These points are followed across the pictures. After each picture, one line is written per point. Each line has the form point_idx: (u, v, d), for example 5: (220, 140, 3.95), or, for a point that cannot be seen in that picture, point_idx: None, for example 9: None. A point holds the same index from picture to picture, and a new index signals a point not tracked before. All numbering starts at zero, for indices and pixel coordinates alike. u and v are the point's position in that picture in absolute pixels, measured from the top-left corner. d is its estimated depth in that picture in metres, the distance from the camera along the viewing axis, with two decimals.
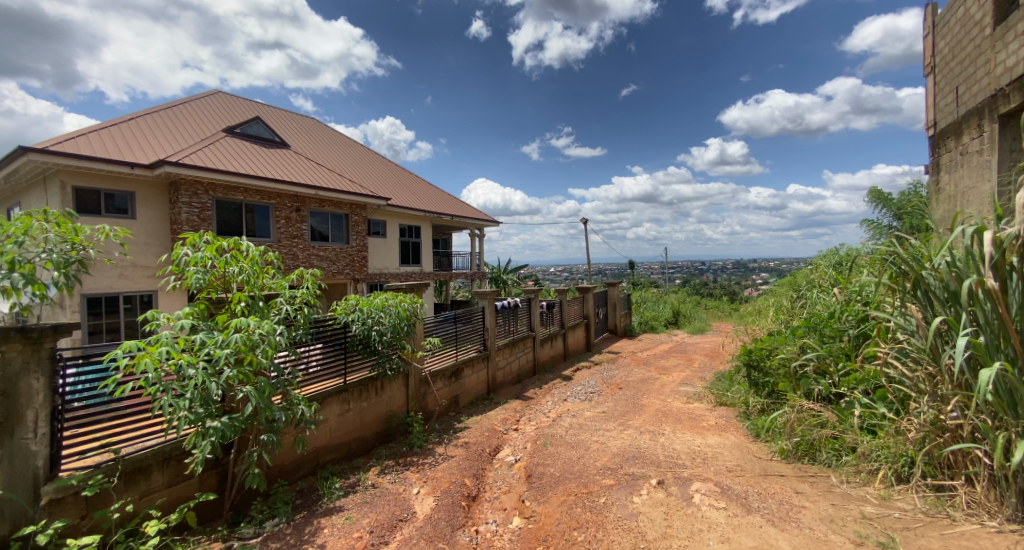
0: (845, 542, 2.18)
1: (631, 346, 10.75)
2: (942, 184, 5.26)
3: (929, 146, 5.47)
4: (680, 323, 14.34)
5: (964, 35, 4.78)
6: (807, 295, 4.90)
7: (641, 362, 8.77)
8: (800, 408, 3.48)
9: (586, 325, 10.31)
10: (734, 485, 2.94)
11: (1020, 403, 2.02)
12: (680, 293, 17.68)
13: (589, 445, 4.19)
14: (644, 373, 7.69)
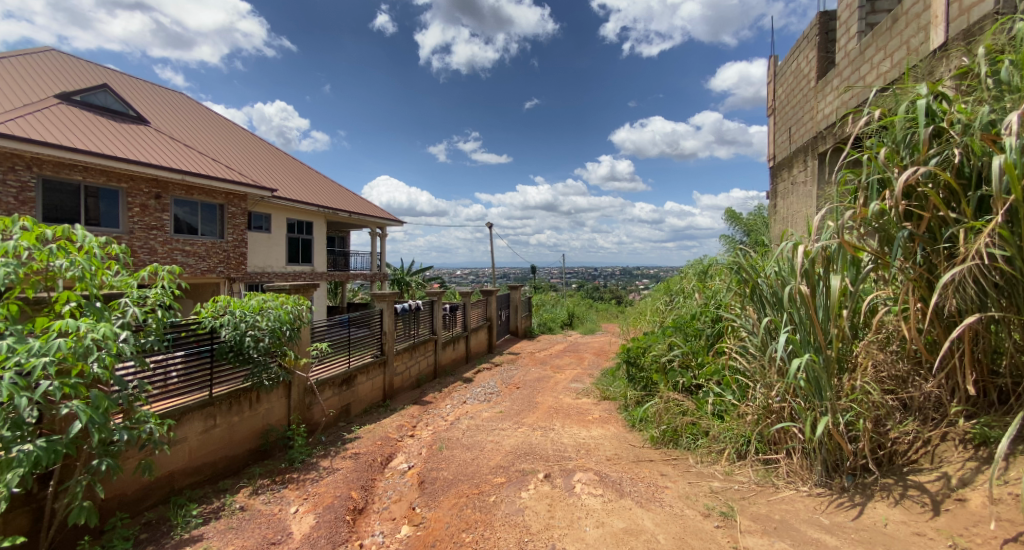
0: (696, 514, 2.48)
1: (530, 347, 11.12)
2: (778, 208, 6.29)
3: (770, 175, 6.50)
4: (574, 324, 15.19)
5: (796, 86, 5.79)
6: (679, 297, 5.50)
7: (538, 362, 9.10)
8: (668, 399, 3.91)
9: (488, 327, 10.43)
10: (611, 473, 3.19)
11: (822, 387, 2.44)
12: (575, 297, 18.67)
13: (484, 446, 4.24)
14: (540, 373, 7.98)
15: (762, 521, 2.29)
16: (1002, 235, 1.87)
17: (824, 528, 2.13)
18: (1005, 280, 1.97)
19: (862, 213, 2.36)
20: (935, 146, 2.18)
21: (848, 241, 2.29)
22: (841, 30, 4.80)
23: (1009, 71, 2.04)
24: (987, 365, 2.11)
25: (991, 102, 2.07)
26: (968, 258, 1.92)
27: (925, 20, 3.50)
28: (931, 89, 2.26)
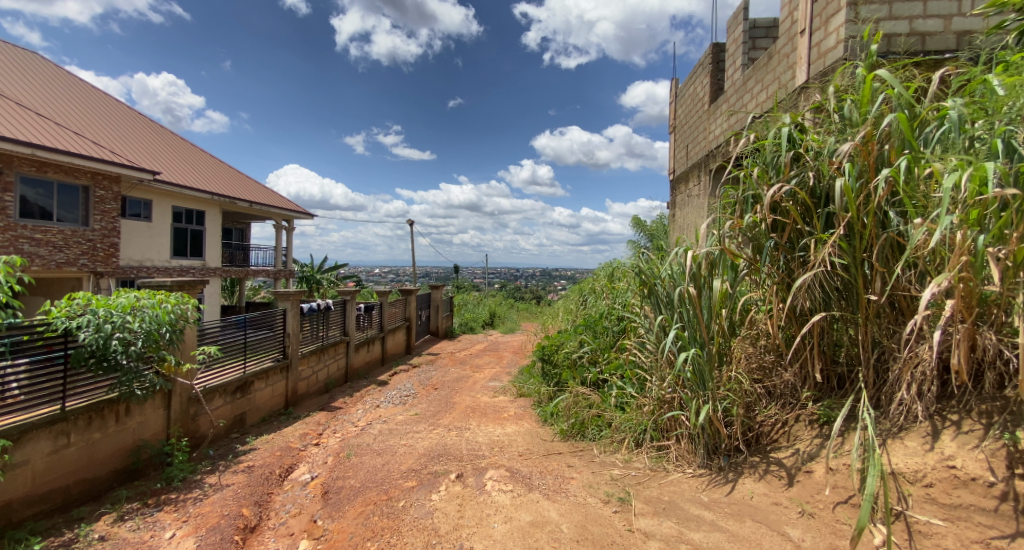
0: (597, 502, 2.62)
1: (449, 347, 11.00)
2: (676, 218, 6.89)
3: (671, 187, 7.09)
4: (495, 324, 15.29)
5: (692, 108, 6.39)
6: (590, 297, 5.78)
7: (457, 362, 9.04)
8: (577, 393, 4.09)
9: (407, 328, 10.15)
10: (521, 468, 3.26)
11: (705, 378, 2.72)
12: (496, 297, 18.82)
13: (396, 450, 4.11)
14: (459, 373, 7.91)
15: (653, 503, 2.49)
16: (841, 246, 2.22)
17: (704, 505, 2.36)
18: (843, 285, 2.35)
19: (739, 223, 2.68)
20: (794, 168, 2.54)
21: (727, 248, 2.59)
22: (729, 61, 5.38)
23: (849, 110, 2.43)
24: (831, 356, 2.47)
25: (836, 134, 2.45)
26: (815, 265, 2.26)
27: (792, 59, 4.03)
28: (793, 119, 2.62)
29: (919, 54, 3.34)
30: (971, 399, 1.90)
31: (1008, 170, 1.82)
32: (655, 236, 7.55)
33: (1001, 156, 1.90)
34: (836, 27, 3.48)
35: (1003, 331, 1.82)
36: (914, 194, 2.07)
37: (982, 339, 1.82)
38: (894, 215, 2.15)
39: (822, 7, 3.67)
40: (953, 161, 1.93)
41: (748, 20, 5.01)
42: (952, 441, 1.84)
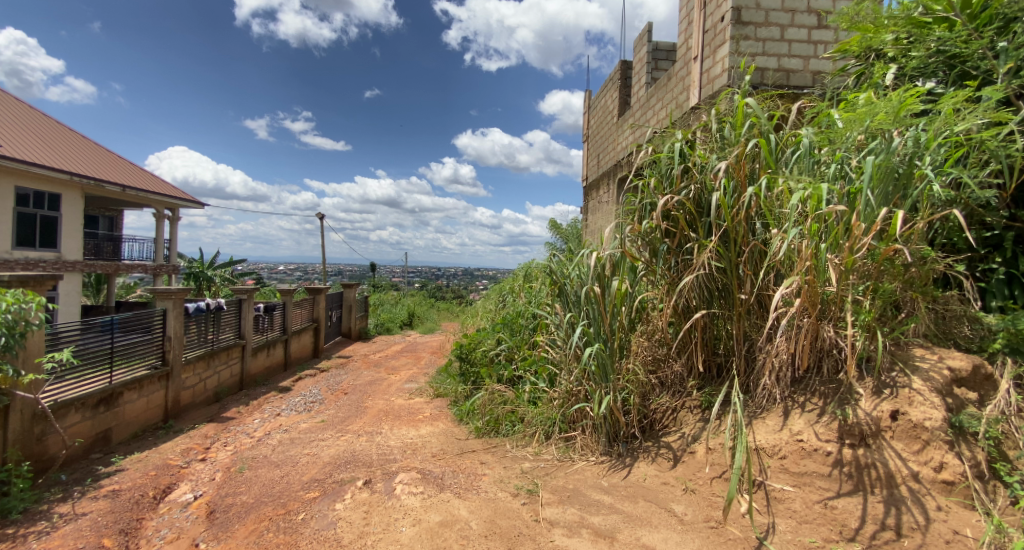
0: (507, 496, 2.67)
1: (363, 349, 10.51)
2: (588, 223, 7.24)
3: (584, 193, 7.45)
4: (414, 324, 14.80)
5: (604, 119, 6.77)
6: (508, 296, 5.86)
7: (371, 364, 8.64)
8: (492, 390, 4.12)
9: (314, 329, 9.52)
10: (433, 469, 3.22)
11: (607, 371, 2.91)
12: (417, 296, 18.23)
13: (298, 460, 3.84)
14: (372, 375, 7.58)
15: (559, 492, 2.60)
16: (719, 251, 2.51)
17: (604, 489, 2.52)
18: (720, 285, 2.65)
19: (638, 228, 2.92)
20: (684, 180, 2.82)
21: (627, 251, 2.82)
22: (635, 78, 5.80)
23: (728, 131, 2.74)
24: (712, 348, 2.76)
25: (718, 152, 2.76)
26: (697, 267, 2.54)
27: (687, 82, 4.44)
28: (684, 136, 2.90)
29: (786, 87, 3.84)
30: (814, 382, 2.25)
31: (842, 191, 2.19)
32: (569, 239, 7.84)
33: (839, 179, 2.27)
34: (722, 57, 3.89)
35: (838, 324, 2.16)
36: (775, 208, 2.41)
37: (822, 331, 2.16)
38: (760, 225, 2.48)
39: (711, 38, 4.08)
40: (803, 181, 2.28)
41: (652, 42, 5.44)
42: (800, 418, 2.16)
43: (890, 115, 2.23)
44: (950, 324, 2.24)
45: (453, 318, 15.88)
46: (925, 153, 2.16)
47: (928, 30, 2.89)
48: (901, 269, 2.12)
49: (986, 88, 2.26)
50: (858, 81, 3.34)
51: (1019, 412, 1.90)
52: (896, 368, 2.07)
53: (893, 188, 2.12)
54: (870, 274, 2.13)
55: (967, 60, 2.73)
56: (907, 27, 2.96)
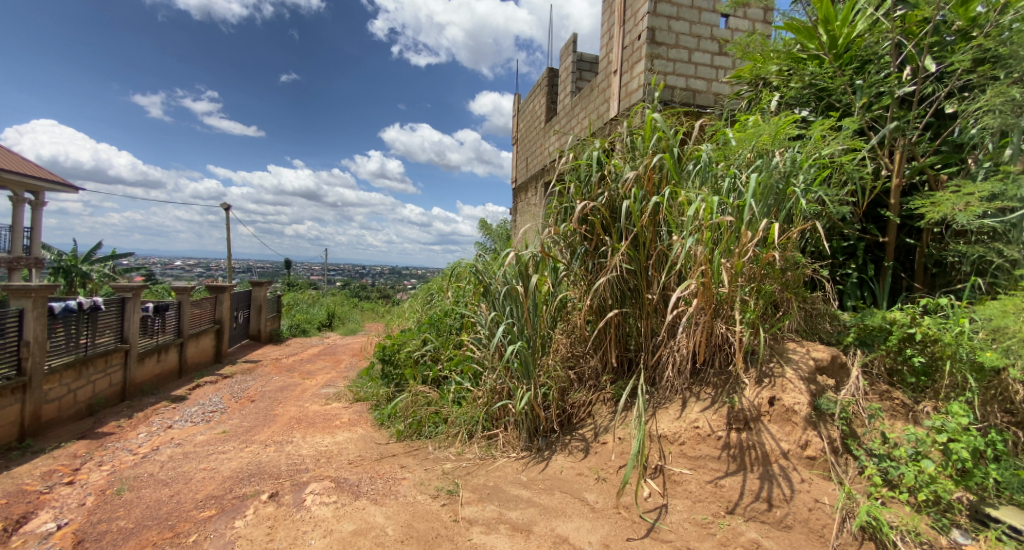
0: (426, 498, 2.64)
1: (275, 352, 9.76)
2: (516, 224, 7.36)
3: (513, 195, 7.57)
4: (335, 325, 13.94)
5: (532, 123, 6.94)
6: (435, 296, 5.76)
7: (284, 369, 8.06)
8: (415, 392, 4.00)
9: (217, 331, 8.69)
10: (349, 477, 3.09)
11: (529, 368, 2.97)
12: (337, 295, 17.28)
13: (192, 476, 3.49)
14: (284, 381, 7.06)
15: (479, 490, 2.61)
16: (630, 255, 2.70)
17: (523, 484, 2.58)
18: (631, 285, 2.83)
19: (558, 230, 3.04)
20: (602, 187, 2.98)
21: (548, 252, 2.94)
22: (561, 86, 6.01)
23: (639, 142, 2.95)
24: (624, 344, 2.93)
25: (630, 161, 2.97)
26: (610, 269, 2.71)
27: (607, 94, 4.68)
28: (602, 145, 3.10)
29: (691, 106, 4.20)
30: (708, 373, 2.48)
31: (732, 203, 2.45)
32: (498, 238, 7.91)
33: (731, 192, 2.54)
34: (638, 74, 4.16)
35: (729, 321, 2.40)
36: (678, 216, 2.63)
37: (716, 328, 2.39)
38: (665, 231, 2.69)
39: (628, 54, 4.35)
40: (702, 192, 2.52)
41: (576, 52, 5.67)
42: (698, 407, 2.37)
43: (772, 137, 2.53)
44: (816, 320, 2.60)
45: (377, 318, 15.25)
46: (799, 172, 2.48)
47: (804, 65, 3.30)
48: (779, 272, 2.41)
49: (845, 120, 2.65)
50: (750, 106, 3.77)
51: (865, 394, 2.26)
52: (774, 359, 2.35)
53: (773, 202, 2.42)
54: (755, 277, 2.39)
55: (832, 94, 3.17)
56: (787, 61, 3.33)
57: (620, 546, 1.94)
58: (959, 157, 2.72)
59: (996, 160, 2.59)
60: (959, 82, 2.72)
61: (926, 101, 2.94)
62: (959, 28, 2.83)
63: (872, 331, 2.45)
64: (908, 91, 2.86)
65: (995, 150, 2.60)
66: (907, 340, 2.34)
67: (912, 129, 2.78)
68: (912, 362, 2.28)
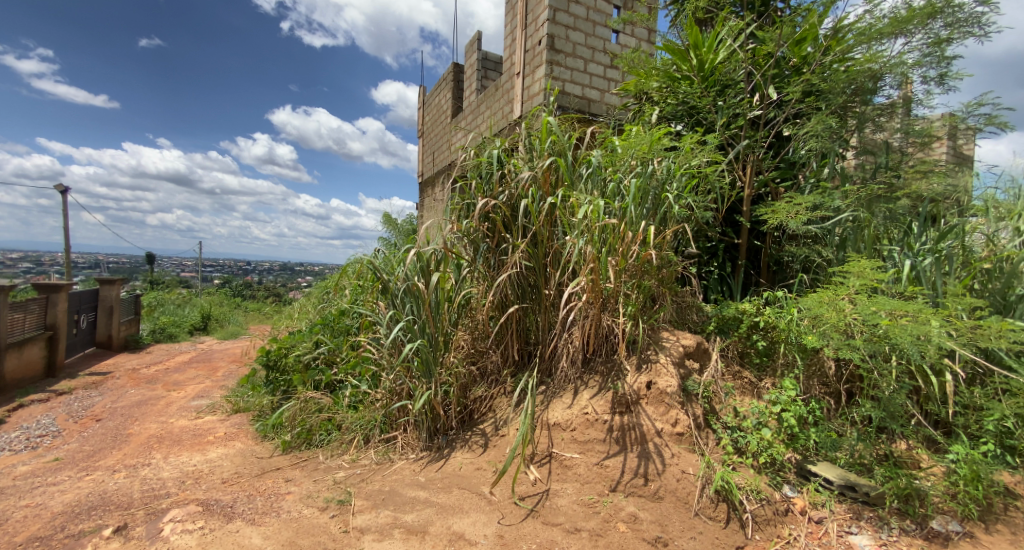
0: (313, 511, 2.47)
1: (132, 362, 8.41)
2: (423, 220, 7.21)
3: (420, 190, 7.41)
4: (210, 328, 12.06)
5: (438, 117, 6.84)
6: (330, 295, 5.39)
7: (143, 381, 6.98)
8: (304, 398, 3.70)
9: (49, 338, 7.25)
10: (222, 497, 2.79)
11: (429, 366, 2.92)
12: (214, 294, 15.38)
13: (8, 517, 2.88)
14: (143, 395, 6.12)
15: (373, 496, 2.52)
16: (529, 252, 2.81)
17: (420, 485, 2.54)
18: (531, 282, 2.95)
19: (461, 227, 3.09)
20: (502, 185, 3.06)
21: (449, 249, 2.93)
22: (465, 83, 6.00)
23: (537, 144, 3.08)
24: (525, 338, 3.03)
25: (528, 161, 3.08)
26: (510, 266, 2.79)
27: (510, 95, 4.77)
28: (502, 145, 3.21)
29: (586, 113, 4.45)
30: (597, 362, 2.66)
31: (617, 205, 2.66)
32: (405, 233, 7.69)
33: (616, 195, 2.76)
34: (538, 78, 4.30)
35: (614, 314, 2.59)
36: (570, 216, 2.78)
37: (603, 320, 2.58)
38: (560, 230, 2.84)
39: (530, 58, 4.48)
40: (591, 195, 2.70)
41: (481, 51, 5.70)
42: (588, 395, 2.53)
43: (649, 147, 2.78)
44: (685, 312, 2.92)
45: (263, 320, 13.87)
46: (673, 180, 2.81)
47: (678, 83, 3.64)
48: (656, 269, 2.65)
49: (708, 135, 3.03)
50: (636, 116, 4.11)
51: (722, 375, 2.60)
52: (652, 347, 2.60)
53: (650, 206, 2.69)
54: (637, 274, 2.62)
55: (700, 112, 3.57)
56: (664, 79, 3.68)
57: (513, 534, 2.01)
58: (793, 172, 3.26)
59: (818, 176, 3.12)
60: (793, 109, 3.21)
61: (769, 123, 3.39)
62: (794, 63, 3.34)
63: (728, 321, 2.83)
64: (756, 114, 3.30)
65: (817, 168, 3.14)
66: (754, 327, 2.76)
67: (759, 147, 3.26)
68: (757, 345, 2.69)
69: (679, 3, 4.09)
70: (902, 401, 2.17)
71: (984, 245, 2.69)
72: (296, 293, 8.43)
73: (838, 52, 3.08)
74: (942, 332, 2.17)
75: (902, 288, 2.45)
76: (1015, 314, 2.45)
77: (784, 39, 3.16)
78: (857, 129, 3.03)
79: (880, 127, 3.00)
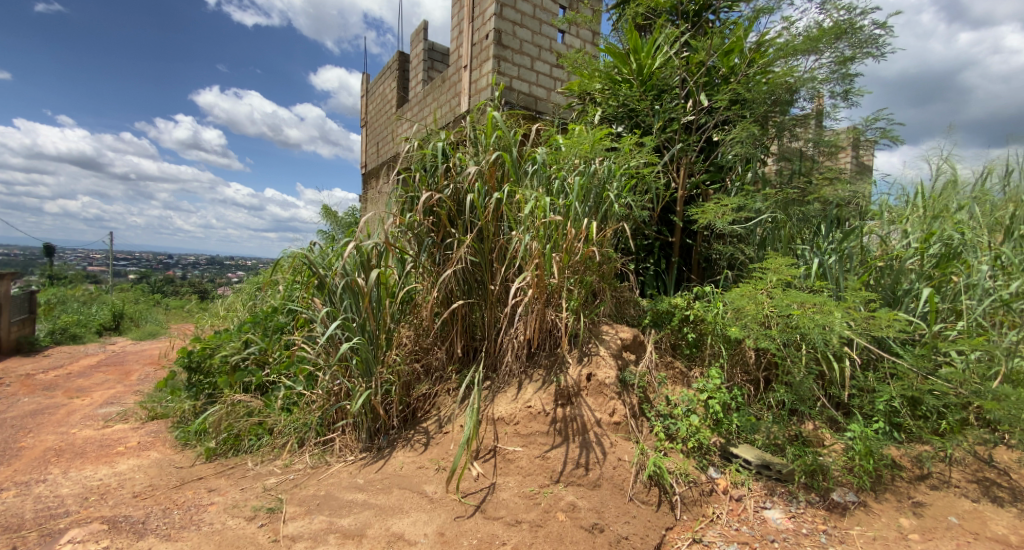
0: (239, 522, 2.33)
1: (26, 367, 7.47)
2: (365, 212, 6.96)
3: (363, 181, 7.16)
4: (124, 328, 11.07)
5: (382, 106, 6.62)
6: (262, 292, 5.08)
7: (39, 388, 6.22)
8: (232, 402, 3.47)
9: None
10: (132, 513, 2.56)
11: (369, 364, 2.84)
12: (127, 291, 13.98)
13: None
14: (39, 403, 5.46)
15: (307, 502, 2.42)
16: (476, 248, 2.81)
17: (358, 487, 2.47)
18: (477, 278, 2.94)
19: (404, 221, 3.02)
20: (447, 179, 3.03)
21: (392, 243, 2.86)
22: (411, 72, 5.85)
23: (482, 138, 3.07)
24: (471, 334, 3.02)
25: (474, 156, 3.07)
26: (456, 261, 2.77)
27: (457, 88, 4.72)
28: (447, 137, 3.18)
29: (532, 110, 4.50)
30: (541, 356, 2.71)
31: (560, 203, 2.71)
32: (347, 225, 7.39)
33: (560, 193, 2.81)
34: (485, 72, 4.28)
35: (557, 309, 2.65)
36: (516, 212, 2.80)
37: (547, 315, 2.63)
38: (506, 225, 2.86)
39: (477, 51, 4.45)
40: (536, 192, 2.75)
41: (427, 41, 5.58)
42: (531, 389, 2.58)
43: (591, 146, 2.89)
44: (624, 306, 3.04)
45: (186, 318, 12.80)
46: (613, 179, 2.91)
47: (619, 85, 3.76)
48: (597, 265, 2.75)
49: (646, 137, 3.15)
50: (580, 116, 4.21)
51: (656, 366, 2.73)
52: (592, 340, 2.69)
53: (593, 204, 2.78)
54: (580, 270, 2.69)
55: (639, 115, 3.69)
56: (606, 80, 3.79)
57: (454, 531, 2.01)
58: (721, 176, 3.47)
59: (743, 180, 3.34)
60: (722, 116, 3.38)
61: (701, 129, 3.56)
62: (723, 73, 3.52)
63: (662, 314, 2.98)
64: (689, 119, 3.47)
65: (742, 172, 3.37)
66: (685, 321, 2.93)
67: (692, 150, 3.46)
68: (687, 337, 2.86)
69: (620, 7, 4.23)
70: (810, 385, 2.40)
71: (879, 245, 3.02)
72: (224, 289, 7.87)
73: (761, 64, 3.32)
74: (843, 322, 2.41)
75: (811, 284, 2.70)
76: (902, 307, 2.74)
77: (714, 49, 3.36)
78: (776, 137, 3.30)
79: (796, 136, 3.27)
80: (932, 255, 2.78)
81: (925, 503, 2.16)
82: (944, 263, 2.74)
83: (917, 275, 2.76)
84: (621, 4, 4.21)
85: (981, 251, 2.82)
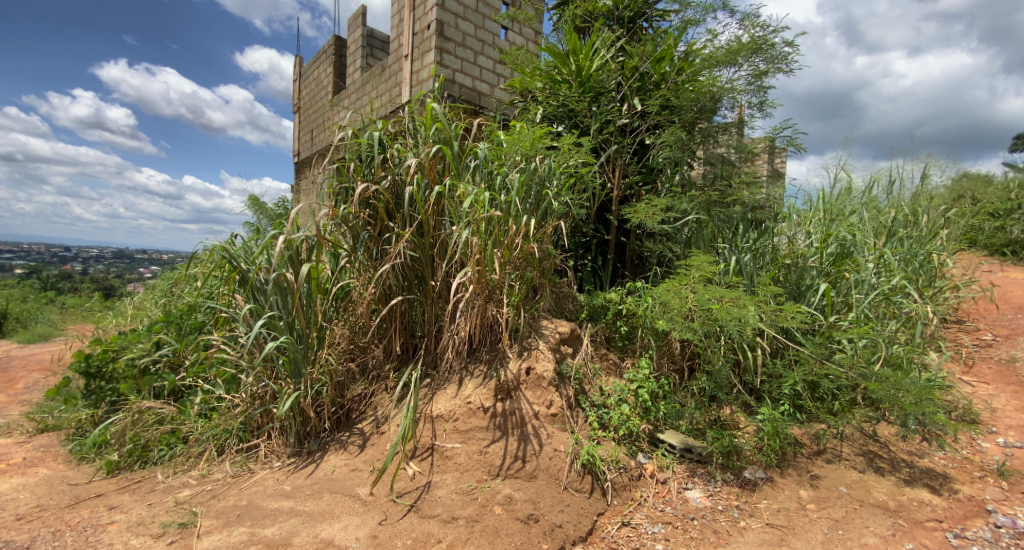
0: (146, 541, 2.14)
1: None
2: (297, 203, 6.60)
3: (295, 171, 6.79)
4: (7, 331, 9.72)
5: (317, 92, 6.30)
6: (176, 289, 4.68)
7: None
8: (139, 409, 3.18)
9: None
10: (13, 539, 2.27)
11: (299, 364, 2.70)
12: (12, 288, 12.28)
13: None
14: None
15: (225, 514, 2.27)
16: (415, 242, 2.76)
17: (285, 495, 2.35)
18: (417, 273, 2.89)
19: (337, 213, 2.90)
20: (385, 172, 2.95)
21: (324, 236, 2.74)
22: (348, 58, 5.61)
23: (422, 130, 3.01)
24: (410, 330, 2.96)
25: (413, 148, 3.01)
26: (394, 256, 2.71)
27: (397, 78, 4.59)
28: (384, 128, 3.09)
29: (474, 105, 4.48)
30: (481, 352, 2.72)
31: (499, 199, 2.72)
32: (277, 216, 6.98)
33: (501, 190, 2.83)
34: (427, 63, 4.20)
35: (495, 305, 2.66)
36: (457, 207, 2.78)
37: (488, 310, 2.65)
38: (447, 220, 2.84)
39: (418, 41, 4.35)
40: (477, 187, 2.75)
41: (366, 27, 5.38)
42: (470, 385, 2.57)
43: (531, 144, 2.94)
44: (563, 301, 3.12)
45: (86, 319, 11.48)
46: (552, 177, 2.98)
47: (559, 85, 3.81)
48: (537, 261, 2.80)
49: (583, 138, 3.23)
50: (521, 113, 4.26)
51: (591, 359, 2.83)
52: (532, 335, 2.74)
53: (532, 200, 2.83)
54: (520, 266, 2.72)
55: (578, 115, 3.79)
56: (546, 79, 3.85)
57: (388, 533, 1.97)
58: (652, 177, 3.65)
59: (672, 182, 3.54)
60: (653, 121, 3.57)
61: (634, 132, 3.73)
62: (655, 79, 3.68)
63: (597, 309, 3.10)
64: (624, 122, 3.62)
65: (671, 174, 3.56)
66: (619, 315, 3.06)
67: (625, 152, 3.61)
68: (620, 330, 3.00)
69: (560, 8, 4.31)
70: (727, 373, 2.60)
71: (787, 245, 3.32)
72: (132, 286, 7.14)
73: (688, 73, 3.53)
74: (756, 315, 2.63)
75: (729, 280, 2.92)
76: (805, 300, 3.04)
77: (646, 56, 3.53)
78: (701, 142, 3.53)
79: (719, 142, 3.51)
80: (830, 254, 3.12)
81: (821, 476, 2.41)
82: (839, 261, 3.06)
83: (817, 272, 3.09)
84: (561, 5, 4.30)
85: (868, 251, 3.19)
